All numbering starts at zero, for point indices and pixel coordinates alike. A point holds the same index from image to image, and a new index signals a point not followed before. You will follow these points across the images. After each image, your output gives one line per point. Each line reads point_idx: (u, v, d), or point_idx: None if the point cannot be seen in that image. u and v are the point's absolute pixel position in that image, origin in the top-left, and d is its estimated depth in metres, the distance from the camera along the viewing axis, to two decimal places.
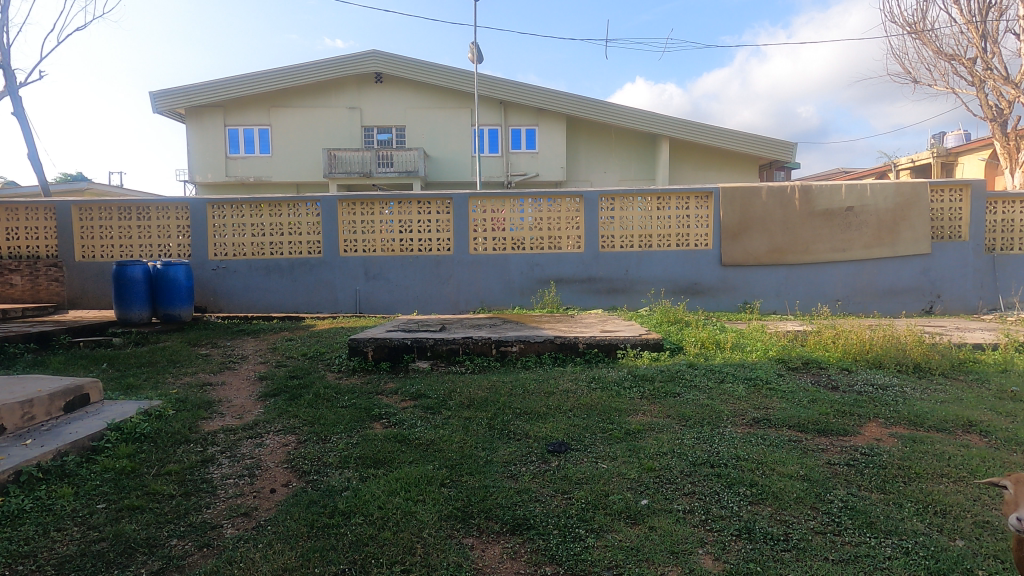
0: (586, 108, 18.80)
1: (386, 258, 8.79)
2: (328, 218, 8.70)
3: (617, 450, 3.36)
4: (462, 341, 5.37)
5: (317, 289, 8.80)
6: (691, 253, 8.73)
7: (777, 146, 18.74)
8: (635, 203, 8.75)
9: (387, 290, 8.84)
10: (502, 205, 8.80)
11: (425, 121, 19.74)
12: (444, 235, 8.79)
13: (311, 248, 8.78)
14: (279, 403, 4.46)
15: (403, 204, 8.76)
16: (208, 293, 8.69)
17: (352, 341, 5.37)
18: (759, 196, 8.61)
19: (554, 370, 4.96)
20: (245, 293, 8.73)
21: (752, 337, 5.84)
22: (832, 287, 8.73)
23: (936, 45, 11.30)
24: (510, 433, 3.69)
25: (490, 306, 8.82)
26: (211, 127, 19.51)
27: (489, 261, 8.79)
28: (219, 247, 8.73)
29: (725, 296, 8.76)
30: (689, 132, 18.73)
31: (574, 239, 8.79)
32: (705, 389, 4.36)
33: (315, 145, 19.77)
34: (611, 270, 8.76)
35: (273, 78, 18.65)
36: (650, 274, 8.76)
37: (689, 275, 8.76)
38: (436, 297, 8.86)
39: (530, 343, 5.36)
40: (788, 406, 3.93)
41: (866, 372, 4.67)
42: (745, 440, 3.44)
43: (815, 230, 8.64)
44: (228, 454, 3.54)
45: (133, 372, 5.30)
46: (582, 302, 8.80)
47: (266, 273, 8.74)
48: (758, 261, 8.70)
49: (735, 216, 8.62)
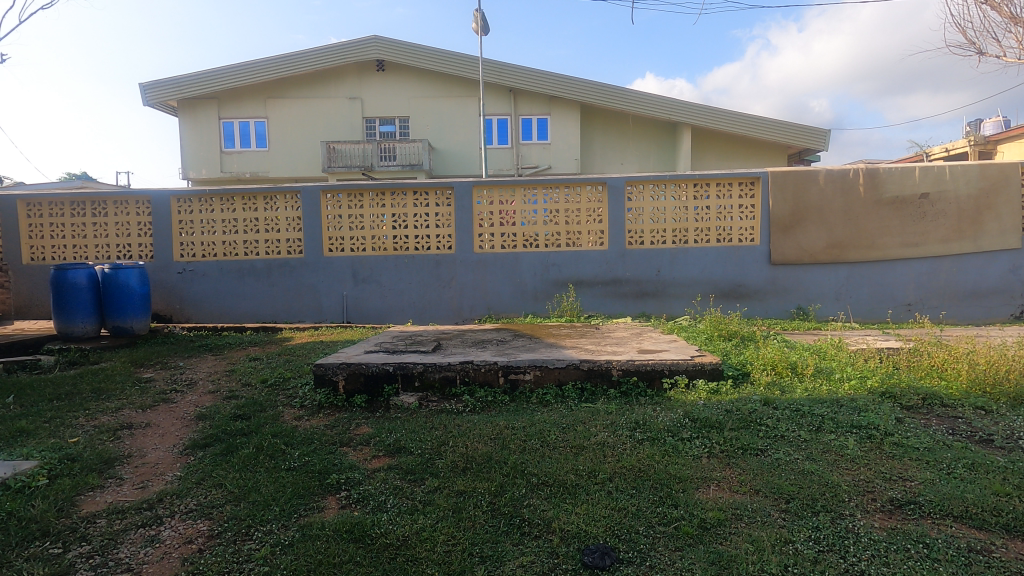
0: (602, 94, 17.44)
1: (377, 258, 7.57)
2: (309, 212, 7.50)
3: (696, 568, 2.11)
4: (459, 368, 4.12)
5: (298, 294, 7.60)
6: (735, 250, 7.41)
7: (807, 132, 17.35)
8: (668, 191, 7.46)
9: (378, 296, 7.61)
10: (511, 194, 7.53)
11: (430, 111, 18.51)
12: (443, 231, 7.56)
13: (292, 247, 7.60)
14: (205, 461, 3.24)
15: (396, 195, 7.53)
16: (173, 300, 7.54)
17: (318, 367, 4.15)
18: (816, 181, 7.28)
19: (581, 409, 3.70)
20: (216, 300, 7.58)
21: (833, 358, 4.54)
22: (903, 289, 7.35)
23: (1009, 10, 9.82)
24: (524, 526, 2.44)
25: (498, 313, 7.56)
26: (205, 120, 18.50)
27: (498, 260, 7.54)
28: (186, 247, 7.58)
29: (775, 300, 7.44)
30: (714, 118, 17.31)
31: (595, 235, 7.52)
32: (799, 444, 3.08)
33: (313, 137, 18.65)
34: (639, 271, 7.48)
35: (268, 67, 17.56)
36: (686, 276, 7.46)
37: (732, 276, 7.44)
38: (435, 303, 7.62)
39: (549, 370, 4.10)
40: (939, 478, 2.63)
41: (1016, 415, 3.35)
42: (897, 549, 2.16)
43: (882, 221, 7.27)
44: (95, 563, 2.32)
45: (37, 408, 4.12)
46: (607, 308, 7.52)
47: (239, 276, 7.57)
48: (814, 259, 7.36)
49: (786, 206, 7.30)
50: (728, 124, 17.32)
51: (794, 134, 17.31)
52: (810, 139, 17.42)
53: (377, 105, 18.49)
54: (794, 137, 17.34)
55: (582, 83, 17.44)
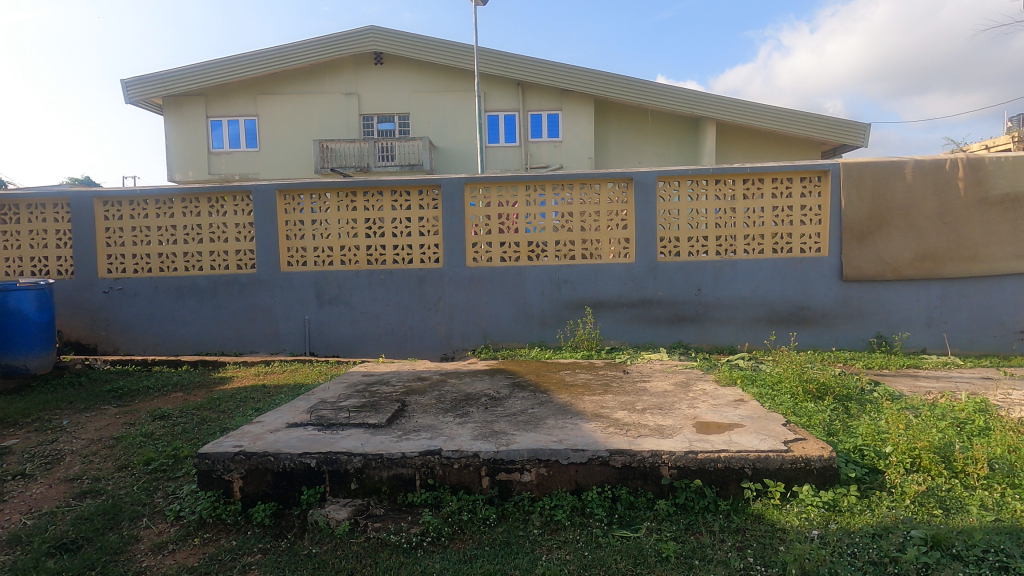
0: (618, 87, 15.91)
1: (347, 274, 6.10)
2: (263, 217, 6.06)
3: None
4: (419, 464, 2.62)
5: (250, 319, 6.16)
6: (796, 262, 5.85)
7: (844, 127, 15.70)
8: (711, 189, 5.92)
9: (348, 320, 6.14)
10: (513, 194, 6.04)
11: (430, 107, 17.07)
12: (429, 240, 6.08)
13: (242, 260, 6.16)
14: None
15: (370, 194, 6.07)
16: (99, 326, 6.15)
17: (205, 460, 2.69)
18: (901, 175, 5.72)
19: (616, 554, 2.17)
20: (151, 326, 6.17)
21: (996, 437, 2.95)
22: (1014, 313, 5.72)
23: None
24: None
25: (497, 343, 6.07)
26: (191, 119, 17.14)
27: (496, 276, 6.04)
28: (114, 261, 6.17)
29: (847, 327, 5.86)
30: (742, 111, 15.69)
31: (618, 244, 6.01)
32: None
33: (305, 136, 17.25)
34: (674, 289, 5.95)
35: (257, 60, 16.22)
36: (734, 295, 5.92)
37: (793, 296, 5.88)
38: (418, 330, 6.13)
39: (558, 468, 2.60)
40: None
41: None
42: None
43: (986, 227, 5.68)
44: None
45: None
46: (633, 336, 6.00)
47: (178, 296, 6.15)
48: (899, 274, 5.77)
49: (862, 207, 5.74)
50: (758, 118, 15.68)
51: (830, 129, 15.66)
52: (847, 134, 15.75)
53: (374, 100, 17.09)
54: (830, 132, 15.68)
55: (597, 75, 15.96)
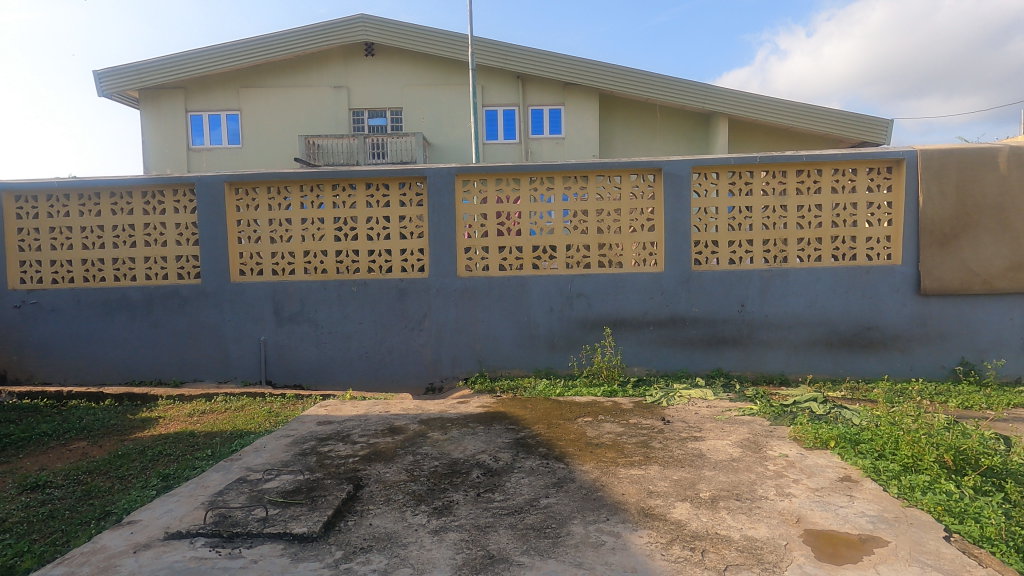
0: (625, 80, 14.84)
1: (312, 285, 5.00)
2: (208, 215, 4.95)
3: None
4: None
5: (194, 340, 5.05)
6: (862, 272, 4.77)
7: (868, 123, 14.64)
8: (756, 182, 4.83)
9: (314, 341, 5.04)
10: (515, 187, 4.94)
11: (425, 101, 15.96)
12: (412, 244, 4.98)
13: (184, 268, 5.05)
14: None
15: (339, 188, 4.97)
16: (9, 348, 5.05)
17: None
18: (993, 164, 4.64)
19: None
20: (72, 348, 5.07)
21: None
22: None
23: None
24: None
25: (495, 370, 4.98)
26: (169, 112, 15.97)
27: (494, 288, 4.94)
28: (29, 270, 5.07)
29: (925, 351, 4.78)
30: (757, 106, 14.63)
31: (643, 248, 4.91)
32: None
33: (291, 132, 16.08)
34: (712, 305, 4.86)
35: (240, 50, 15.16)
36: (785, 313, 4.83)
37: (859, 313, 4.80)
38: (399, 354, 5.03)
39: None
40: None
41: None
42: None
43: None
44: None
45: None
46: (661, 362, 4.91)
47: (105, 312, 5.04)
48: (990, 286, 4.68)
49: (946, 204, 4.66)
50: (774, 113, 14.63)
51: (851, 125, 14.58)
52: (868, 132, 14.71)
53: (364, 94, 15.98)
54: (850, 129, 14.62)
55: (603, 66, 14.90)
